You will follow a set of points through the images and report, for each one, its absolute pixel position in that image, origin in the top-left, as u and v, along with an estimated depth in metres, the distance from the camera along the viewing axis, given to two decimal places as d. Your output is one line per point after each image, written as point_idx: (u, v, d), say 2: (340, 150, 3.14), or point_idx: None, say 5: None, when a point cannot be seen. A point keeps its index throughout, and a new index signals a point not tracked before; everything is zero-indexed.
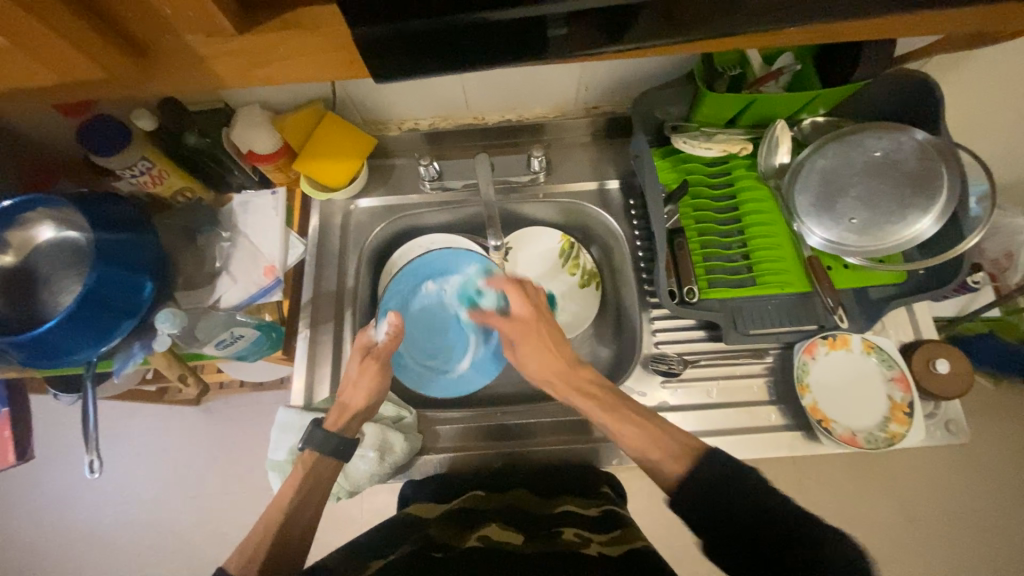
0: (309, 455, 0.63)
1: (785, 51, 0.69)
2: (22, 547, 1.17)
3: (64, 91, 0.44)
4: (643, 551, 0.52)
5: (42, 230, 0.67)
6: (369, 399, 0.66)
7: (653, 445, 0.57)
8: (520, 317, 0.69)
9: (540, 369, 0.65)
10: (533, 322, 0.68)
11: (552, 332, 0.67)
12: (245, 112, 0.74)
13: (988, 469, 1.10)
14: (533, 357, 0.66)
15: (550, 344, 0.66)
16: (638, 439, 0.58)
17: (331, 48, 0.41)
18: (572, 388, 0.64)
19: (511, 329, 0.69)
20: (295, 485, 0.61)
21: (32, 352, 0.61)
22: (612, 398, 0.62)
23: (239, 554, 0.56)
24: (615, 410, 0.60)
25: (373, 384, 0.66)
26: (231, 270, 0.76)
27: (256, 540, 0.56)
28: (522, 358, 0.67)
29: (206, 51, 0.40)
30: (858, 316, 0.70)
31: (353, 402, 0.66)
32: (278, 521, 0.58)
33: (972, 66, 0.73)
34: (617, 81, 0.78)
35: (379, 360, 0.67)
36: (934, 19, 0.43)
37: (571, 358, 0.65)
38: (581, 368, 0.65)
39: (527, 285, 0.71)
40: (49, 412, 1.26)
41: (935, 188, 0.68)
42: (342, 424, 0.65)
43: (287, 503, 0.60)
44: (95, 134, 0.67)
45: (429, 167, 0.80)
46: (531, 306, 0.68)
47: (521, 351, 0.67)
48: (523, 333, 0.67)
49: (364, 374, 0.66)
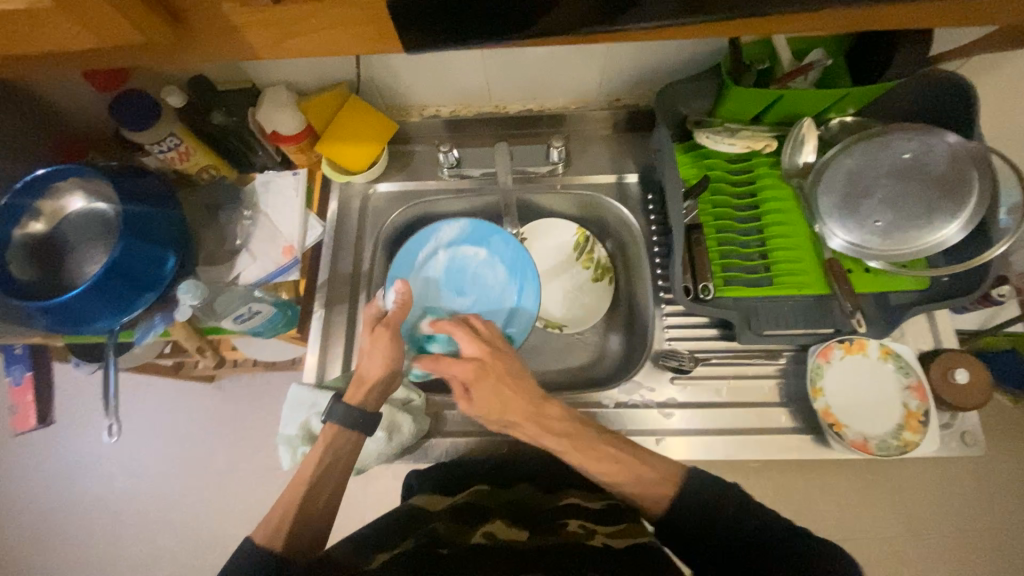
0: (331, 431, 0.62)
1: (816, 46, 0.68)
2: (39, 510, 1.21)
3: (101, 56, 0.45)
4: (648, 551, 0.52)
5: (71, 199, 0.69)
6: (382, 370, 0.64)
7: (636, 471, 0.57)
8: (472, 356, 0.60)
9: (497, 410, 0.59)
10: (486, 358, 0.60)
11: (511, 367, 0.60)
12: (271, 92, 0.75)
13: (1003, 488, 1.07)
14: (485, 395, 0.59)
15: (506, 379, 0.59)
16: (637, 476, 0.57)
17: (363, 23, 0.41)
18: (543, 429, 0.59)
19: (457, 371, 0.59)
20: (318, 457, 0.61)
21: (56, 319, 0.63)
22: (590, 435, 0.59)
23: (263, 527, 0.56)
24: (591, 450, 0.58)
25: (388, 350, 0.64)
26: (251, 247, 0.77)
27: (278, 515, 0.57)
28: (477, 406, 0.60)
29: (242, 20, 0.41)
30: (878, 321, 0.69)
31: (368, 373, 0.64)
32: (298, 495, 0.59)
33: (1009, 69, 0.71)
34: (640, 73, 0.77)
35: (390, 329, 0.64)
36: (976, 7, 0.42)
37: (536, 395, 0.59)
38: (546, 403, 0.60)
39: (470, 321, 0.64)
40: (68, 381, 1.30)
41: (965, 193, 0.66)
42: (360, 400, 0.63)
43: (309, 477, 0.60)
44: (127, 108, 0.69)
45: (448, 154, 0.81)
46: (483, 344, 0.61)
47: (475, 393, 0.59)
48: (479, 376, 0.59)
49: (377, 344, 0.64)
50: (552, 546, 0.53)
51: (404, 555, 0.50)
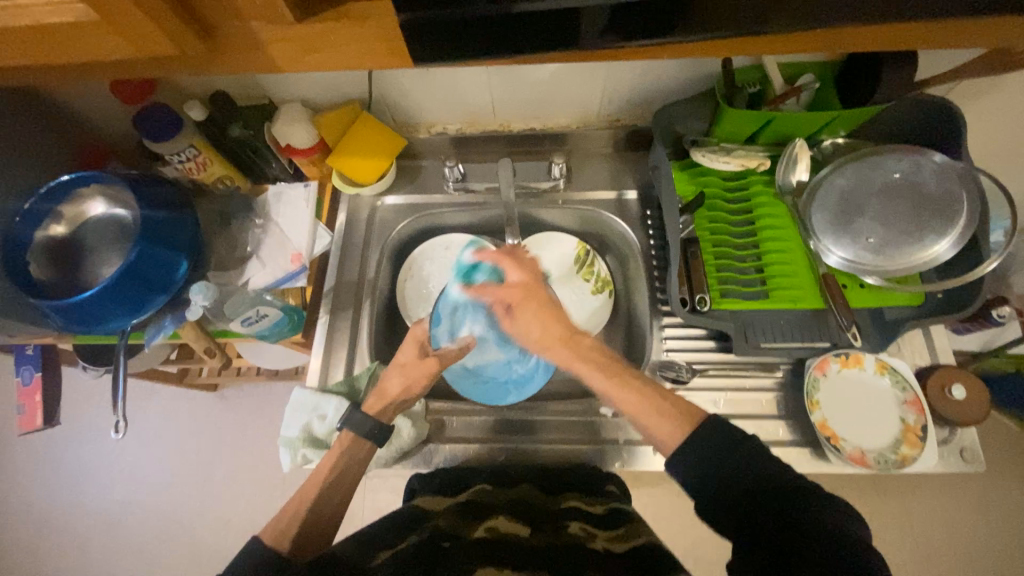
0: (344, 435, 0.64)
1: (806, 71, 0.72)
2: (37, 516, 1.21)
3: (131, 68, 0.48)
4: (648, 546, 0.51)
5: (93, 205, 0.73)
6: (406, 391, 0.67)
7: (653, 413, 0.53)
8: (518, 282, 0.64)
9: (537, 334, 0.61)
10: (531, 287, 0.63)
11: (553, 299, 0.63)
12: (287, 108, 0.79)
13: (1013, 514, 1.05)
14: (527, 320, 0.62)
15: (547, 309, 0.62)
16: (637, 407, 0.54)
17: (376, 39, 0.45)
18: (577, 355, 0.58)
19: (507, 295, 0.65)
20: (332, 460, 0.62)
21: (72, 317, 0.65)
22: (617, 364, 0.58)
23: (273, 525, 0.56)
24: (618, 378, 0.56)
25: (420, 380, 0.66)
26: (261, 254, 0.80)
27: (290, 514, 0.56)
28: (519, 327, 0.63)
29: (266, 36, 0.45)
30: (872, 335, 0.70)
31: (391, 390, 0.66)
32: (312, 495, 0.59)
33: (995, 94, 0.74)
34: (639, 94, 0.81)
35: (440, 362, 0.67)
36: (956, 29, 0.45)
37: (571, 324, 0.61)
38: (582, 334, 0.60)
39: (521, 252, 0.67)
40: (73, 388, 1.32)
41: (954, 211, 0.68)
42: (378, 412, 0.66)
43: (322, 481, 0.60)
44: (151, 121, 0.73)
45: (454, 168, 0.85)
46: (529, 271, 0.65)
47: (518, 317, 0.63)
48: (525, 298, 0.63)
49: (416, 367, 0.67)
50: (552, 543, 0.54)
51: (407, 549, 0.51)
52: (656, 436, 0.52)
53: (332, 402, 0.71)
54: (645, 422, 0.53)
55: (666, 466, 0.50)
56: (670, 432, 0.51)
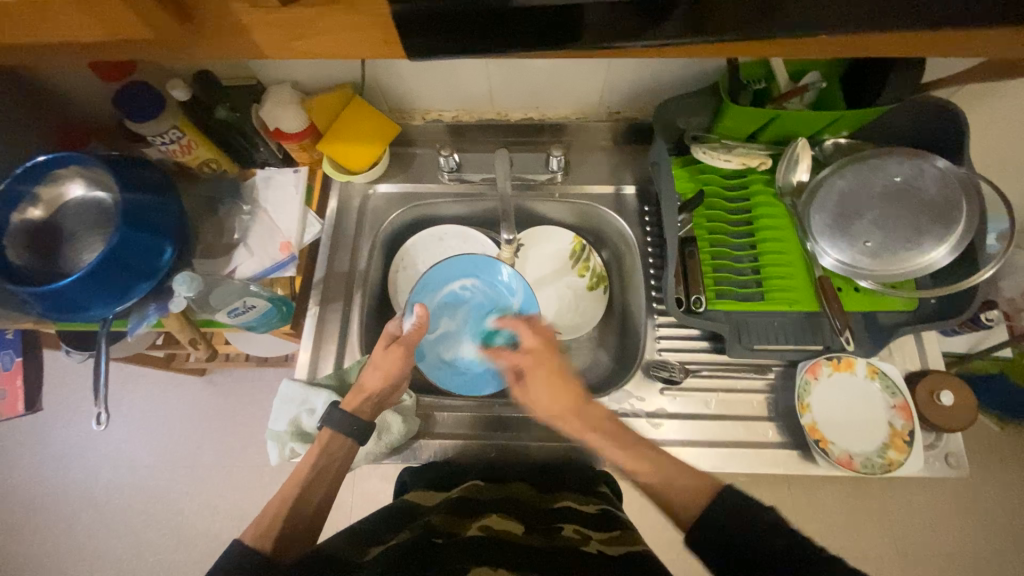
0: (329, 434, 0.64)
1: (812, 69, 0.70)
2: (21, 500, 1.20)
3: (108, 48, 0.46)
4: (639, 556, 0.51)
5: (72, 187, 0.70)
6: (383, 383, 0.66)
7: (659, 479, 0.57)
8: (529, 349, 0.69)
9: (549, 402, 0.65)
10: (542, 351, 0.68)
11: (564, 364, 0.67)
12: (276, 90, 0.76)
13: (988, 511, 1.08)
14: (540, 390, 0.65)
15: (558, 375, 0.66)
16: (649, 473, 0.58)
17: (367, 27, 0.42)
18: (587, 425, 0.63)
19: (518, 360, 0.69)
20: (311, 462, 0.62)
21: (51, 305, 0.63)
22: (627, 435, 0.62)
23: (255, 526, 0.56)
24: (628, 449, 0.61)
25: (394, 365, 0.66)
26: (248, 242, 0.77)
27: (273, 515, 0.57)
28: (530, 394, 0.66)
29: (250, 20, 0.42)
30: (864, 340, 0.70)
31: (369, 383, 0.65)
32: (293, 493, 0.59)
33: (999, 99, 0.73)
34: (641, 87, 0.79)
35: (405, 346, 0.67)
36: (962, 39, 0.44)
37: (584, 393, 0.65)
38: (592, 403, 0.65)
39: (534, 317, 0.72)
40: (57, 371, 1.29)
41: (953, 218, 0.67)
42: (355, 407, 0.65)
43: (302, 480, 0.60)
44: (132, 101, 0.70)
45: (449, 158, 0.83)
46: (543, 338, 0.69)
47: (527, 385, 0.67)
48: (535, 365, 0.67)
49: (388, 357, 0.66)
50: (547, 544, 0.53)
51: (399, 544, 0.51)
52: (672, 498, 0.55)
53: (321, 396, 0.70)
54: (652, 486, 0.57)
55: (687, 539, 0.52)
56: (682, 494, 0.55)
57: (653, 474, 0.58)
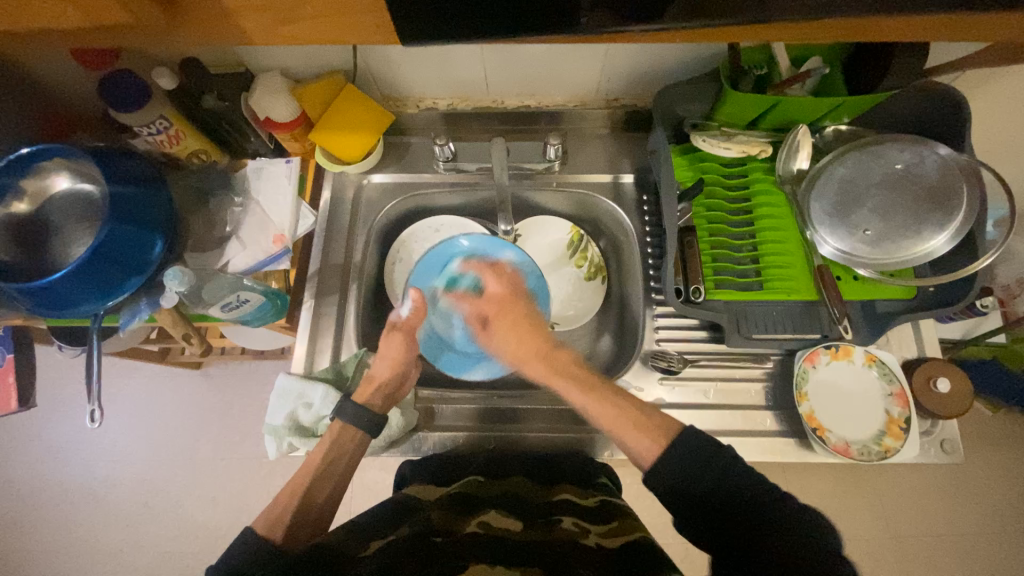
0: (339, 426, 0.63)
1: (814, 54, 0.68)
2: (19, 495, 1.19)
3: (88, 35, 0.44)
4: (644, 542, 0.52)
5: (56, 179, 0.68)
6: (394, 373, 0.66)
7: (629, 426, 0.54)
8: (497, 293, 0.72)
9: (515, 349, 0.66)
10: (506, 299, 0.71)
11: (529, 314, 0.69)
12: (265, 78, 0.74)
13: (978, 494, 1.10)
14: (506, 335, 0.67)
15: (523, 321, 0.67)
16: (615, 418, 0.55)
17: (358, 13, 0.41)
18: (554, 370, 0.61)
19: (484, 307, 0.72)
20: (322, 452, 0.61)
21: (39, 301, 0.61)
22: (592, 377, 0.59)
23: (267, 515, 0.56)
24: (595, 392, 0.57)
25: (400, 353, 0.66)
26: (240, 235, 0.76)
27: (283, 503, 0.57)
28: (495, 339, 0.69)
29: (235, 5, 0.41)
30: (862, 328, 0.70)
31: (378, 374, 0.66)
32: (303, 484, 0.59)
33: (1002, 85, 0.72)
34: (638, 75, 0.77)
35: (403, 333, 0.68)
36: (965, 24, 0.43)
37: (547, 338, 0.65)
38: (556, 348, 0.63)
39: (500, 265, 0.76)
40: (50, 365, 1.28)
41: (955, 205, 0.67)
42: (368, 398, 0.65)
43: (313, 469, 0.60)
44: (117, 89, 0.68)
45: (444, 148, 0.80)
46: (508, 284, 0.73)
47: (494, 330, 0.69)
48: (500, 309, 0.70)
49: (390, 345, 0.67)
50: (545, 539, 0.53)
51: (399, 541, 0.51)
52: (634, 450, 0.53)
53: (318, 389, 0.69)
54: (618, 430, 0.54)
55: (643, 481, 0.51)
56: (646, 445, 0.52)
57: (614, 420, 0.55)
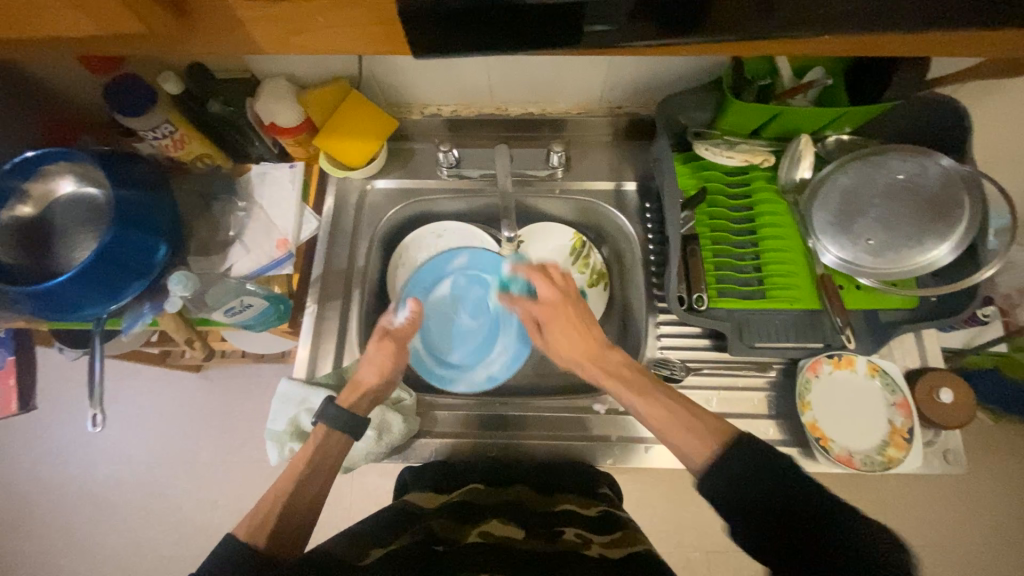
0: (324, 431, 0.63)
1: (817, 65, 0.69)
2: (18, 497, 1.19)
3: (100, 42, 0.45)
4: (644, 555, 0.52)
5: (61, 183, 0.68)
6: (380, 378, 0.67)
7: (682, 430, 0.56)
8: (548, 299, 0.68)
9: (568, 348, 0.66)
10: (560, 304, 0.67)
11: (583, 315, 0.67)
12: (271, 84, 0.74)
13: (980, 504, 1.09)
14: (560, 336, 0.66)
15: (574, 322, 0.66)
16: (668, 425, 0.57)
17: (367, 24, 0.41)
18: (607, 372, 0.63)
19: (536, 310, 0.69)
20: (308, 454, 0.61)
21: (41, 305, 0.61)
22: (644, 380, 0.61)
23: (248, 520, 0.55)
24: (645, 396, 0.60)
25: (389, 362, 0.67)
26: (245, 240, 0.76)
27: (267, 507, 0.56)
28: (552, 342, 0.68)
29: (247, 15, 0.41)
30: (865, 338, 0.70)
31: (364, 379, 0.66)
32: (287, 488, 0.58)
33: (1004, 97, 0.72)
34: (642, 83, 0.78)
35: (396, 342, 0.69)
36: (969, 41, 0.43)
37: (602, 339, 0.65)
38: (608, 348, 0.65)
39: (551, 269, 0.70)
40: (50, 367, 1.28)
41: (956, 216, 0.67)
42: (352, 402, 0.65)
43: (297, 474, 0.60)
44: (124, 94, 0.68)
45: (448, 154, 0.81)
46: (563, 289, 0.68)
47: (548, 332, 0.68)
48: (552, 316, 0.67)
49: (381, 352, 0.68)
50: (549, 548, 0.53)
51: (401, 550, 0.51)
52: (688, 453, 0.55)
53: (320, 395, 0.69)
54: (673, 436, 0.56)
55: (699, 488, 0.52)
56: (696, 447, 0.54)
57: (670, 428, 0.57)
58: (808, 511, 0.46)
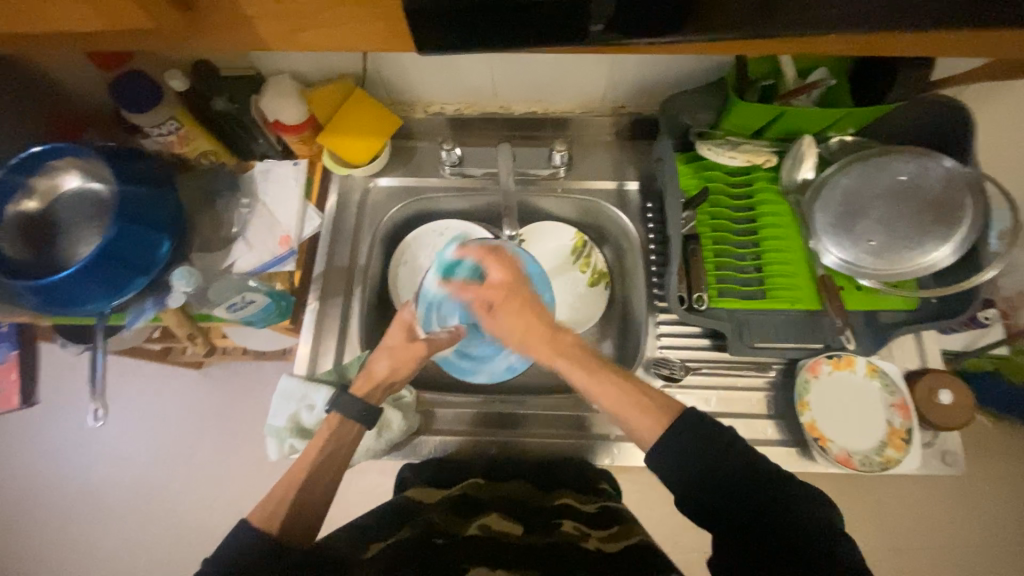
0: (335, 419, 0.63)
1: (821, 65, 0.68)
2: (18, 491, 1.19)
3: (107, 37, 0.45)
4: (641, 547, 0.51)
5: (66, 178, 0.68)
6: (393, 374, 0.66)
7: (634, 408, 0.54)
8: (500, 280, 0.69)
9: (519, 328, 0.65)
10: (512, 285, 0.68)
11: (531, 296, 0.67)
12: (275, 81, 0.74)
13: (979, 506, 1.09)
14: (506, 317, 0.66)
15: (526, 307, 0.66)
16: (618, 400, 0.55)
17: (371, 19, 0.42)
18: (556, 351, 0.61)
19: (489, 293, 0.69)
20: (320, 446, 0.61)
21: (46, 299, 0.62)
22: (593, 359, 0.59)
23: (263, 506, 0.55)
24: (594, 373, 0.58)
25: (408, 362, 0.66)
26: (247, 236, 0.76)
27: (279, 498, 0.56)
28: (497, 323, 0.68)
29: (253, 11, 0.41)
30: (864, 339, 0.70)
31: (377, 371, 0.65)
32: (299, 480, 0.58)
33: (1007, 99, 0.73)
34: (644, 83, 0.78)
35: (427, 344, 0.68)
36: (974, 41, 0.43)
37: (550, 320, 0.64)
38: (559, 330, 0.62)
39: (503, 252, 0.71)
40: (52, 362, 1.28)
41: (957, 218, 0.67)
42: (365, 393, 0.64)
43: (309, 464, 0.59)
44: (129, 90, 0.69)
45: (451, 153, 0.82)
46: (510, 271, 0.70)
47: (498, 315, 0.67)
48: (502, 297, 0.68)
49: (406, 349, 0.66)
50: (546, 540, 0.54)
51: (402, 541, 0.51)
52: (638, 430, 0.54)
53: (321, 392, 0.69)
54: (621, 412, 0.55)
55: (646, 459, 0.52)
56: (647, 423, 0.53)
57: (619, 403, 0.55)
58: (749, 478, 0.48)
